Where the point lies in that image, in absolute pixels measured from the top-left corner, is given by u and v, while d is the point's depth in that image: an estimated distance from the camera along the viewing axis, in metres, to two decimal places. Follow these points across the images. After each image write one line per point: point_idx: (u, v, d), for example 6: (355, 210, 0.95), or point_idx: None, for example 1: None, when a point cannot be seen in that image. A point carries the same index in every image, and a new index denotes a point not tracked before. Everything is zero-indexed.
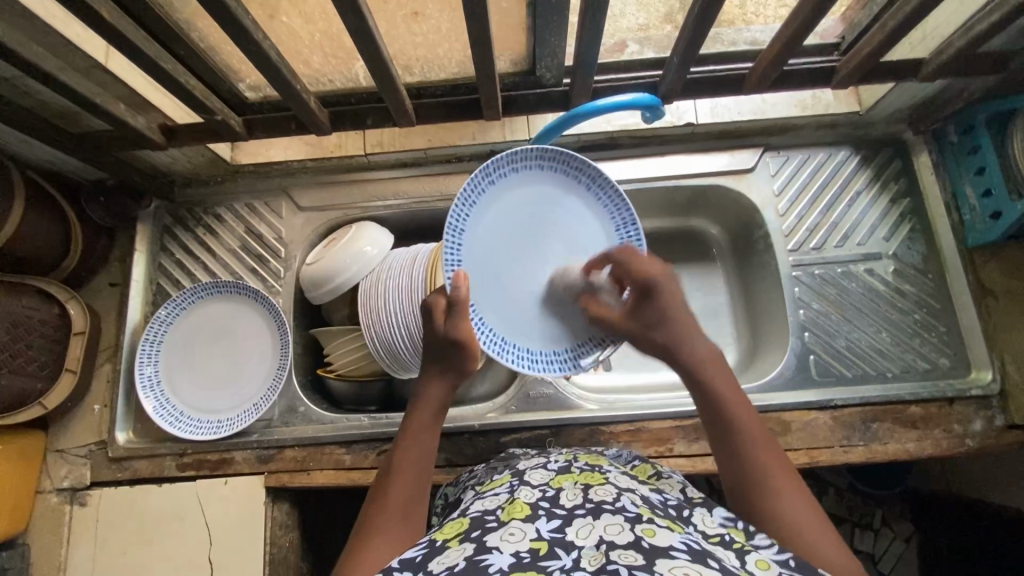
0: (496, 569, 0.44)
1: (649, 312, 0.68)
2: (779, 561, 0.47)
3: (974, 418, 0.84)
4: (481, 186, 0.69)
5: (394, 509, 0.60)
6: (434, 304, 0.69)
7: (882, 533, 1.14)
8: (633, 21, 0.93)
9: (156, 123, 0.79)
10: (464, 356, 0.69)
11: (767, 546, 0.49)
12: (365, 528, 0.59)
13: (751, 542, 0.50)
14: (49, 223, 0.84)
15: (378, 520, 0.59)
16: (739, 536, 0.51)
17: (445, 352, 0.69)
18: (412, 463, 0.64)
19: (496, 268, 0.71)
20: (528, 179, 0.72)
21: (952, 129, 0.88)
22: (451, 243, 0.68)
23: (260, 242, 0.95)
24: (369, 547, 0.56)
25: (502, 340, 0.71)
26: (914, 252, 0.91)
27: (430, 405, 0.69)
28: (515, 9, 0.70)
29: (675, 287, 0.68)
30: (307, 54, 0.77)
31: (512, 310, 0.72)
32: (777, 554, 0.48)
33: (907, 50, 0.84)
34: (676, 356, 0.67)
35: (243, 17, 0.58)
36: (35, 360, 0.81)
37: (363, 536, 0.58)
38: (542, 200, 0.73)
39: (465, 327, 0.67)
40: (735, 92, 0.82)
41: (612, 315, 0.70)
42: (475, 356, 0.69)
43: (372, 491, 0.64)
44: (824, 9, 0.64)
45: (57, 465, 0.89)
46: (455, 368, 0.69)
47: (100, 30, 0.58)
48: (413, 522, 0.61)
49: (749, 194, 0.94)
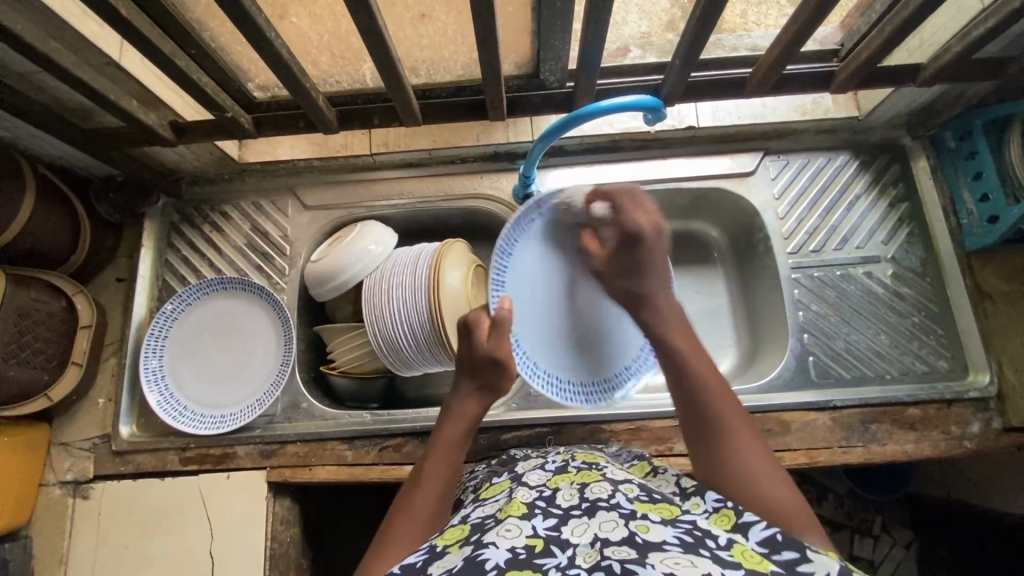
0: (494, 566, 0.44)
1: (630, 262, 0.72)
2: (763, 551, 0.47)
3: (973, 421, 0.84)
4: (530, 218, 0.79)
5: (419, 517, 0.61)
6: (477, 322, 0.74)
7: (882, 539, 1.13)
8: (635, 28, 0.93)
9: (166, 121, 0.80)
10: (503, 375, 0.72)
11: (754, 523, 0.50)
12: (389, 532, 0.59)
13: (738, 523, 0.51)
14: (58, 217, 0.85)
15: (401, 526, 0.60)
16: (726, 522, 0.52)
17: (479, 370, 0.72)
18: (441, 474, 0.65)
19: (536, 302, 0.81)
20: (558, 224, 0.81)
21: (949, 136, 0.90)
22: (499, 267, 0.79)
23: (266, 240, 0.96)
24: (389, 552, 0.57)
25: (535, 363, 0.80)
26: (912, 255, 0.92)
27: (462, 418, 0.70)
28: (520, 12, 0.72)
29: (661, 245, 0.72)
30: (316, 55, 0.78)
31: (550, 341, 0.82)
32: (763, 531, 0.49)
33: (905, 57, 0.85)
34: (643, 306, 0.70)
35: (255, 15, 0.59)
36: (42, 353, 0.82)
37: (384, 541, 0.58)
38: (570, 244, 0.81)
39: (505, 346, 0.72)
40: (736, 95, 0.83)
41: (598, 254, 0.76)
42: (509, 375, 0.72)
43: (400, 494, 0.65)
44: (820, 16, 0.65)
45: (61, 457, 0.89)
46: (492, 386, 0.72)
47: (115, 26, 0.60)
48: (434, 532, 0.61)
49: (749, 197, 0.96)
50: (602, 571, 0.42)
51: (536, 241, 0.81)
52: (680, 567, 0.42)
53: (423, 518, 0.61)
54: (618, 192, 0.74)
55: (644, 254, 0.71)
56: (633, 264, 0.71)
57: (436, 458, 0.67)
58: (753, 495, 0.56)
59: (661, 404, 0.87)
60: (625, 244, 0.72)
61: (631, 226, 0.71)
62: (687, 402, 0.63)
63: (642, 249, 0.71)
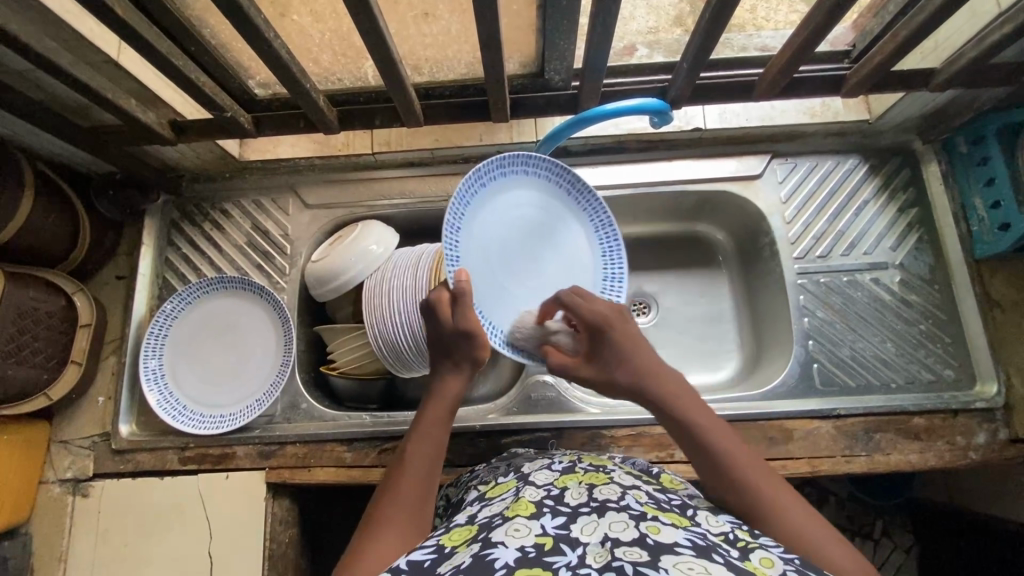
0: (502, 564, 0.43)
1: (603, 352, 0.67)
2: (785, 559, 0.46)
3: (979, 431, 0.83)
4: (492, 173, 0.73)
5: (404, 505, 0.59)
6: (437, 300, 0.69)
7: (882, 544, 1.14)
8: (643, 23, 0.91)
9: (165, 119, 0.79)
10: (478, 347, 0.68)
11: (774, 545, 0.49)
12: (375, 522, 0.58)
13: (757, 541, 0.50)
14: (58, 215, 0.84)
15: (389, 515, 0.58)
16: (745, 536, 0.50)
17: (453, 347, 0.69)
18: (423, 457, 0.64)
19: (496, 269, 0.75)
20: (519, 183, 0.77)
21: (962, 140, 0.88)
22: (451, 241, 0.69)
23: (266, 239, 0.96)
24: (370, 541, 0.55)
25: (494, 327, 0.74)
26: (921, 262, 0.91)
27: (444, 400, 0.68)
28: (525, 11, 0.70)
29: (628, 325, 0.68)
30: (317, 53, 0.77)
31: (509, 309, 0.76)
32: (783, 552, 0.48)
33: (918, 60, 0.83)
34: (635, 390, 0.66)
35: (254, 14, 0.58)
36: (42, 351, 0.82)
37: (370, 529, 0.57)
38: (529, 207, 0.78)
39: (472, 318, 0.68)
40: (744, 98, 0.82)
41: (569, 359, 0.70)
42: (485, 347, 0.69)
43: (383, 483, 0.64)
44: (833, 20, 0.64)
45: (61, 455, 0.89)
46: (468, 359, 0.69)
47: (112, 26, 0.59)
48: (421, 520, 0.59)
49: (756, 201, 0.94)
50: (613, 572, 0.41)
51: (493, 201, 0.74)
52: (694, 573, 0.40)
53: (410, 507, 0.59)
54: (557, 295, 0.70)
55: (614, 342, 0.67)
56: (614, 359, 0.66)
57: (418, 440, 0.65)
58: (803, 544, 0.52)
59: None
60: (591, 337, 0.68)
61: (595, 325, 0.67)
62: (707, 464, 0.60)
63: (616, 340, 0.67)
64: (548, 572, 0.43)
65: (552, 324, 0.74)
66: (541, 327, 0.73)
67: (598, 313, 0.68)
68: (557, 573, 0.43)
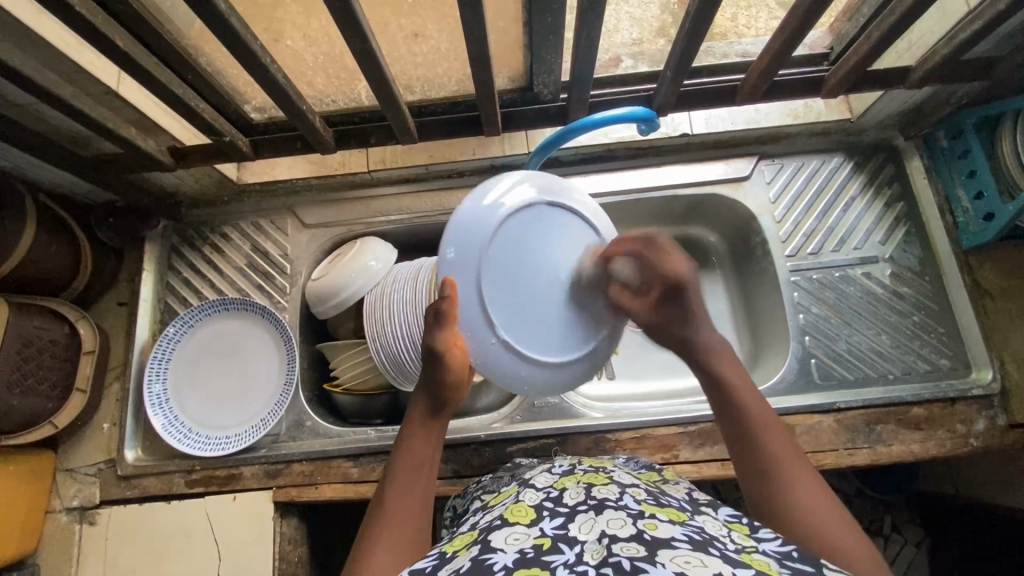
0: (501, 567, 0.44)
1: (672, 311, 0.68)
2: (781, 562, 0.46)
3: (978, 419, 0.84)
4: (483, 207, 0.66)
5: (394, 524, 0.57)
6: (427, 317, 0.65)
7: (892, 539, 1.13)
8: (628, 35, 0.94)
9: (164, 145, 0.81)
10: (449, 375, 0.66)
11: (771, 539, 0.50)
12: (367, 535, 0.57)
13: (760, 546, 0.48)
14: (59, 245, 0.85)
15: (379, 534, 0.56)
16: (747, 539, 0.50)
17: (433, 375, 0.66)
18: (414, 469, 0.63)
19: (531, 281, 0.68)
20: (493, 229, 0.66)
21: (942, 135, 0.90)
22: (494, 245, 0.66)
23: (266, 259, 0.97)
24: (371, 559, 0.54)
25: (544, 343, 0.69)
26: (910, 255, 0.93)
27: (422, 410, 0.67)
28: (513, 28, 0.73)
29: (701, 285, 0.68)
30: (312, 75, 0.79)
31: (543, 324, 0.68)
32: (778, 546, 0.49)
33: (894, 58, 0.86)
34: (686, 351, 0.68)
35: (250, 42, 0.60)
36: (47, 380, 0.82)
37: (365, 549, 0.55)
38: (510, 246, 0.67)
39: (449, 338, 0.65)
40: (727, 103, 0.84)
41: (637, 305, 0.69)
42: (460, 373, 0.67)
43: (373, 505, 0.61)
44: (809, 23, 0.66)
45: (66, 483, 0.89)
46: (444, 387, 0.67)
47: (113, 58, 0.61)
48: (414, 536, 0.57)
49: (745, 202, 0.96)
50: (609, 567, 0.42)
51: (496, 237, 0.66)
52: (690, 566, 0.41)
53: (397, 526, 0.57)
54: (640, 243, 0.68)
55: (689, 301, 0.67)
56: (676, 323, 0.68)
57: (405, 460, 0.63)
58: (795, 514, 0.55)
59: (662, 411, 0.88)
60: (666, 294, 0.68)
61: (674, 272, 0.67)
62: (746, 456, 0.61)
63: (686, 298, 0.67)
64: (546, 571, 0.43)
65: (617, 265, 0.69)
66: (605, 267, 0.70)
67: (676, 271, 0.67)
68: (554, 571, 0.43)
